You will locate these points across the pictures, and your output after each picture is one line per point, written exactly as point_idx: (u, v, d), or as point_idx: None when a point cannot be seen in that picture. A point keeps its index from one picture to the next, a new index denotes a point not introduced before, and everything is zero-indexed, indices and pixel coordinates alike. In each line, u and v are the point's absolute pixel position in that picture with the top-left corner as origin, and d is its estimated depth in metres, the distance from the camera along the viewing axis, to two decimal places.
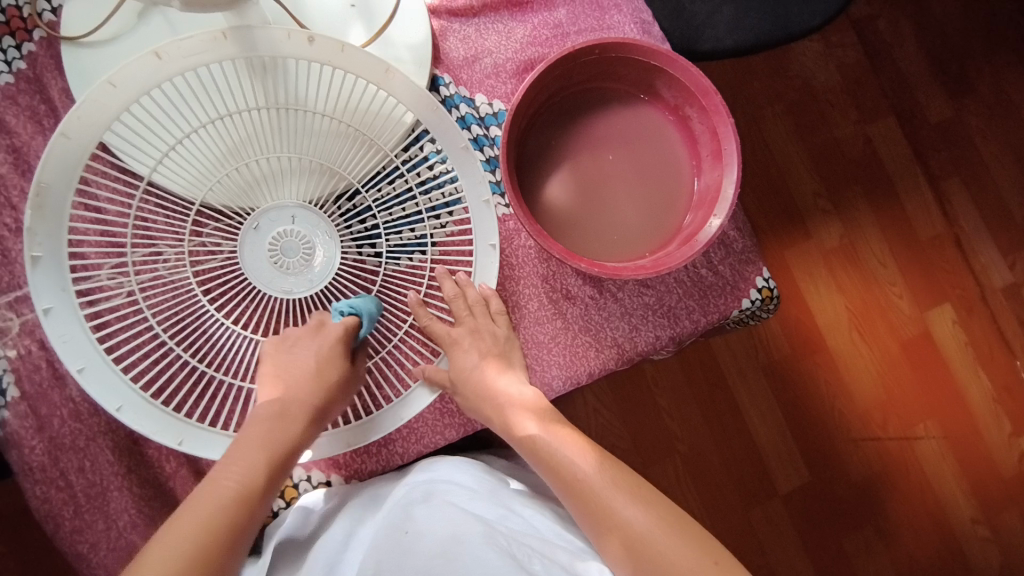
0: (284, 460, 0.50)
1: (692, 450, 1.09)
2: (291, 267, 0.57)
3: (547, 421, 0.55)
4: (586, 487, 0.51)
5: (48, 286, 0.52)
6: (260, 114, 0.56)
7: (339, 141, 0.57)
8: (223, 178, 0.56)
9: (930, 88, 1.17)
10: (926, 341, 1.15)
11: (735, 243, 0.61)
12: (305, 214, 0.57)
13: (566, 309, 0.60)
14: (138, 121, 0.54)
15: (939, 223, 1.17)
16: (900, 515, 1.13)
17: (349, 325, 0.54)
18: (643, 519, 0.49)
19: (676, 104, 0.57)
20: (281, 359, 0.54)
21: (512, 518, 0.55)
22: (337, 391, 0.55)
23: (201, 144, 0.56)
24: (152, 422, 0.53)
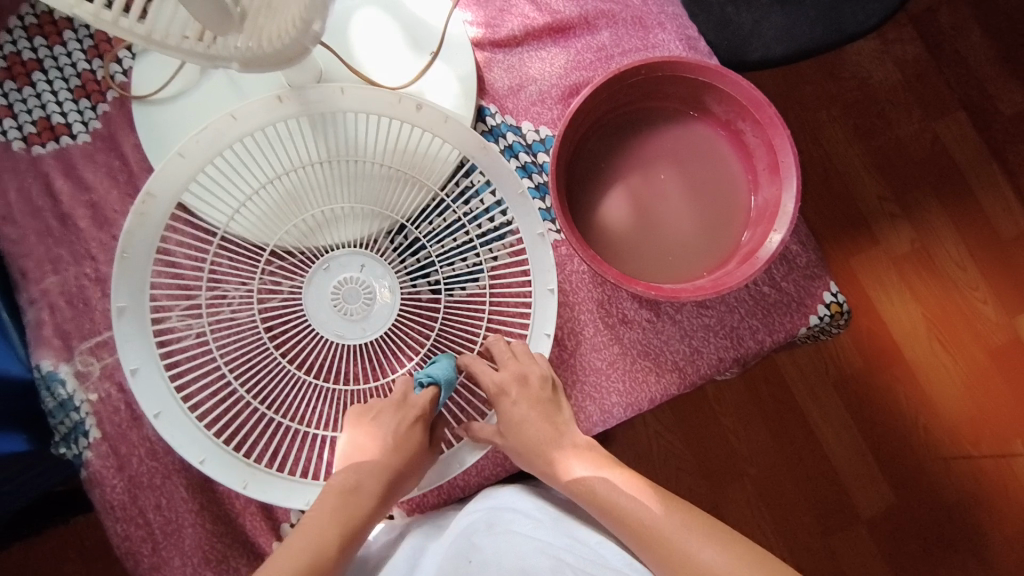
0: (354, 537, 0.51)
1: (763, 472, 1.04)
2: (350, 313, 0.58)
3: (599, 464, 0.54)
4: (655, 530, 0.50)
5: (130, 333, 0.54)
6: (319, 167, 0.58)
7: (392, 186, 0.59)
8: (284, 229, 0.57)
9: (1002, 79, 1.10)
10: (1017, 348, 1.07)
11: (799, 257, 0.59)
12: (373, 264, 0.59)
13: (623, 334, 0.59)
14: (212, 182, 0.57)
15: (1022, 221, 1.09)
16: (1000, 539, 1.04)
17: (430, 397, 0.55)
18: (720, 560, 0.48)
19: (728, 118, 0.56)
20: (363, 429, 0.55)
21: (578, 547, 0.53)
22: (411, 467, 0.55)
23: (267, 200, 0.58)
24: (221, 464, 0.54)
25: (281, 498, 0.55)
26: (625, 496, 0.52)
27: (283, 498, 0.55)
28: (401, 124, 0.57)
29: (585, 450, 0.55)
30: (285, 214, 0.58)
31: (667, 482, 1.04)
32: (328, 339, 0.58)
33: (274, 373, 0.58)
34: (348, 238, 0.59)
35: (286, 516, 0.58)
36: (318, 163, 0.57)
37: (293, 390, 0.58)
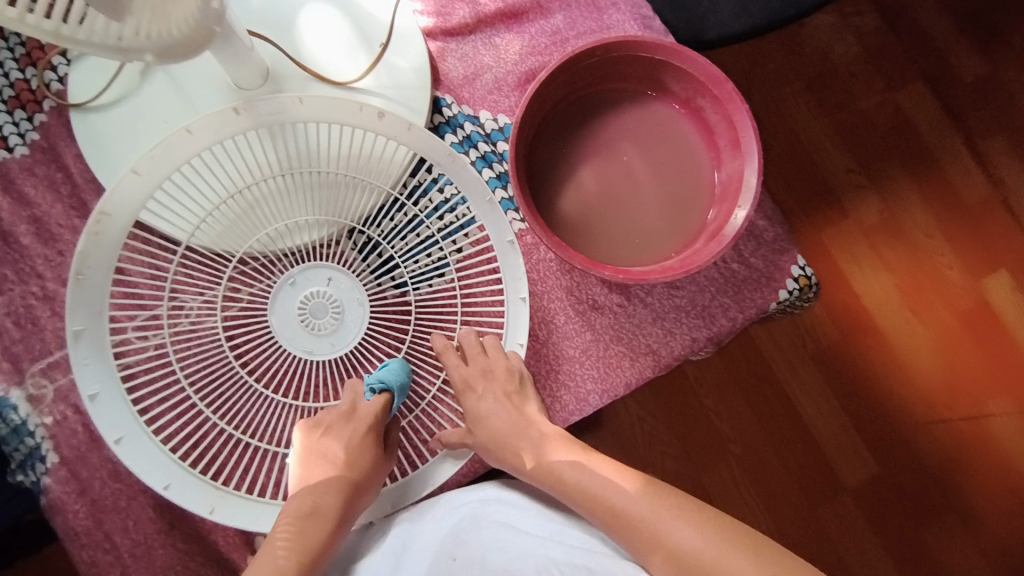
0: (317, 561, 0.49)
1: (746, 450, 1.04)
2: (318, 329, 0.56)
3: (577, 453, 0.53)
4: (628, 517, 0.48)
5: (88, 358, 0.52)
6: (280, 179, 0.56)
7: (353, 193, 0.57)
8: (246, 243, 0.56)
9: (957, 47, 1.11)
10: (986, 311, 1.09)
11: (765, 233, 0.58)
12: (341, 279, 0.57)
13: (595, 320, 0.58)
14: (169, 200, 0.55)
15: (984, 186, 1.10)
16: (980, 499, 1.06)
17: (381, 403, 0.54)
18: (694, 539, 0.46)
19: (686, 96, 0.55)
20: (315, 449, 0.53)
21: (567, 532, 0.53)
22: (366, 480, 0.53)
23: (228, 217, 0.56)
24: (186, 488, 0.53)
25: (255, 523, 0.53)
26: (602, 483, 0.51)
27: (251, 523, 0.53)
28: (362, 132, 0.55)
29: (559, 438, 0.54)
30: (244, 220, 0.56)
31: (653, 466, 1.04)
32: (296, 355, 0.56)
33: (241, 390, 0.56)
34: (308, 241, 0.56)
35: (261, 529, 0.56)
36: (278, 175, 0.55)
37: (262, 408, 0.56)
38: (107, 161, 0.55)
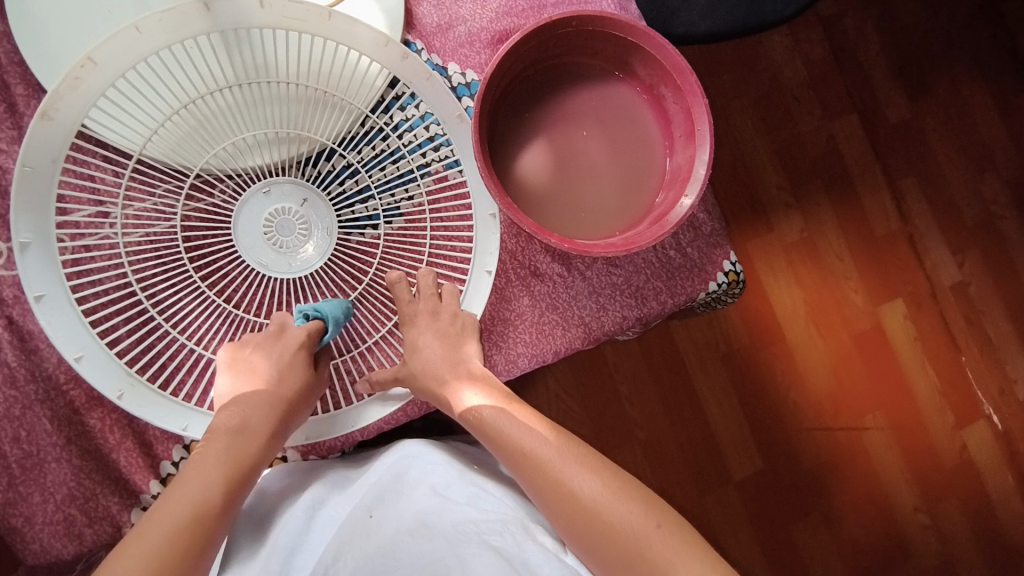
0: (246, 475, 0.49)
1: (651, 436, 1.10)
2: (280, 246, 0.55)
3: (496, 398, 0.55)
4: (536, 458, 0.52)
5: (27, 212, 0.49)
6: (234, 90, 0.53)
7: (315, 112, 0.54)
8: (202, 158, 0.52)
9: (890, 89, 1.20)
10: (878, 335, 1.19)
11: (703, 225, 0.61)
12: (317, 203, 0.55)
13: (534, 286, 0.59)
14: (114, 107, 0.51)
15: (894, 221, 1.21)
16: (847, 503, 1.17)
17: (314, 328, 0.52)
18: (592, 486, 0.51)
19: (650, 82, 0.56)
20: (240, 368, 0.52)
21: (483, 496, 0.55)
22: (297, 400, 0.53)
23: (180, 129, 0.52)
24: (104, 369, 0.50)
25: (169, 425, 0.51)
26: (517, 427, 0.53)
27: (158, 419, 0.51)
28: (330, 44, 0.53)
29: (483, 381, 0.55)
30: (187, 134, 0.52)
31: None
32: (249, 266, 0.54)
33: (188, 293, 0.54)
34: (258, 165, 0.54)
35: (167, 453, 0.54)
36: (231, 85, 0.52)
37: (202, 313, 0.54)
38: (39, 51, 0.51)
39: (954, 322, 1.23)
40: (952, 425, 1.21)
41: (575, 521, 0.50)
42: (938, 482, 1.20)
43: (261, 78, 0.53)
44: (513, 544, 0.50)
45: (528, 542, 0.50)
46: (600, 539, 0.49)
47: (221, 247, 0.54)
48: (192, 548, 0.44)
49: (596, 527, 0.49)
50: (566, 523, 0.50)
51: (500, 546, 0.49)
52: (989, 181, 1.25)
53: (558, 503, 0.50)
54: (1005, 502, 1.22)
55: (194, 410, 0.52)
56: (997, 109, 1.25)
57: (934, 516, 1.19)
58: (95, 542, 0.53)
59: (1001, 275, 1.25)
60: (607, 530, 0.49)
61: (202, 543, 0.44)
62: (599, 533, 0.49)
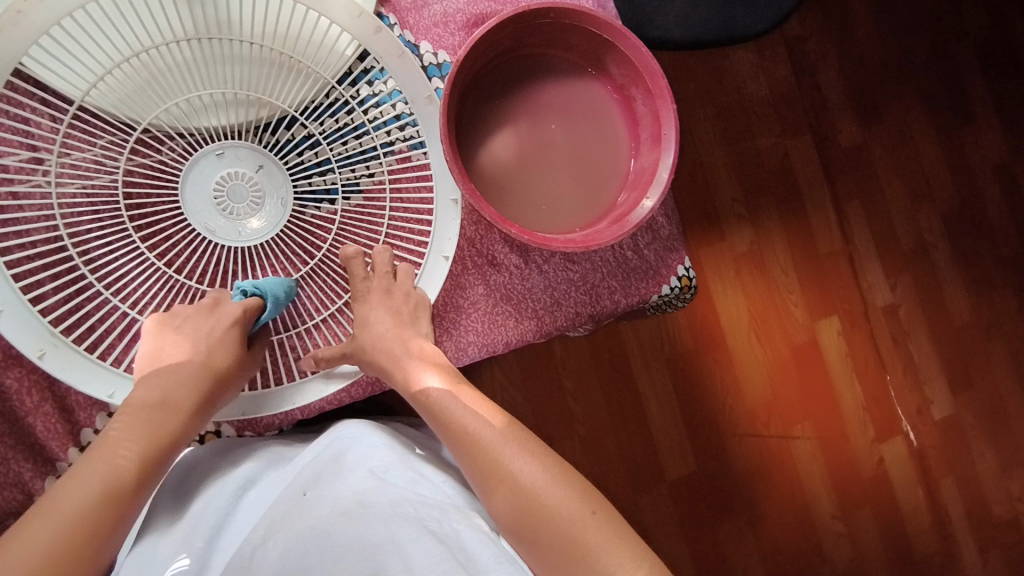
0: (164, 452, 0.48)
1: (592, 432, 1.12)
2: (231, 213, 0.52)
3: (445, 378, 0.55)
4: (480, 441, 0.52)
5: None
6: (191, 43, 0.50)
7: (278, 76, 0.52)
8: (152, 113, 0.50)
9: (844, 114, 1.25)
10: (813, 349, 1.24)
11: (662, 229, 0.62)
12: (273, 171, 0.53)
13: (490, 274, 0.58)
14: (57, 48, 0.48)
15: (837, 241, 1.26)
16: (771, 508, 1.22)
17: (252, 305, 0.50)
18: (532, 472, 0.51)
19: (622, 82, 0.56)
20: (168, 337, 0.50)
21: (420, 482, 0.53)
22: (226, 378, 0.51)
23: (130, 79, 0.49)
24: (26, 325, 0.47)
25: (95, 391, 0.49)
26: (458, 404, 0.54)
27: (83, 384, 0.49)
28: (299, 8, 0.51)
29: (432, 358, 0.55)
30: (137, 86, 0.49)
31: None
32: (195, 230, 0.52)
33: (126, 254, 0.51)
34: (213, 126, 0.52)
35: (90, 421, 0.51)
36: (189, 38, 0.49)
37: (140, 277, 0.51)
38: None
39: (883, 342, 1.30)
40: (874, 439, 1.28)
41: (508, 498, 0.50)
42: (855, 492, 1.26)
43: (221, 35, 0.50)
44: (450, 530, 0.50)
45: (465, 529, 0.50)
46: (535, 526, 0.49)
47: (167, 209, 0.51)
48: (100, 531, 0.44)
49: (529, 506, 0.50)
50: (499, 500, 0.50)
51: (438, 533, 0.48)
52: (925, 212, 1.32)
53: (492, 480, 0.51)
54: (913, 514, 1.30)
55: (121, 375, 0.50)
56: (940, 144, 1.32)
57: (850, 525, 1.26)
58: (6, 506, 0.50)
59: (929, 301, 1.32)
60: (540, 510, 0.50)
61: (110, 520, 0.44)
62: (534, 519, 0.49)
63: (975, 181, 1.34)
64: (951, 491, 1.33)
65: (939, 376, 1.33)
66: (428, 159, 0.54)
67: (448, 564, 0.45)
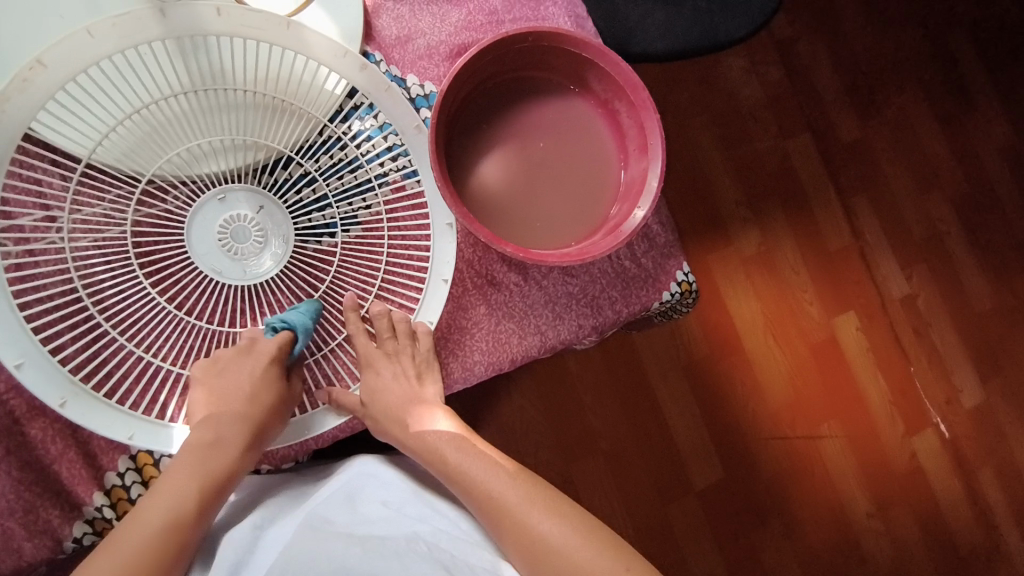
0: (218, 488, 0.51)
1: (614, 446, 1.11)
2: (235, 253, 0.54)
3: (465, 447, 0.57)
4: (506, 506, 0.54)
5: None
6: (188, 95, 0.52)
7: (272, 119, 0.54)
8: (155, 164, 0.52)
9: (842, 109, 1.26)
10: (832, 346, 1.23)
11: (658, 237, 0.62)
12: (273, 210, 0.55)
13: (491, 295, 0.59)
14: (64, 110, 0.50)
15: (846, 236, 1.26)
16: (805, 511, 1.19)
17: (283, 341, 0.52)
18: (560, 533, 0.53)
19: (605, 97, 0.58)
20: (215, 384, 0.53)
21: (436, 517, 0.56)
22: (269, 415, 0.54)
23: (133, 134, 0.52)
24: (50, 377, 0.49)
25: (116, 435, 0.51)
26: (481, 471, 0.56)
27: (104, 428, 0.50)
28: (289, 55, 0.54)
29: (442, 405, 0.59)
30: (139, 141, 0.52)
31: (528, 456, 1.08)
32: (202, 273, 0.54)
33: (138, 301, 0.53)
34: (214, 172, 0.54)
35: (113, 464, 0.53)
36: (186, 91, 0.52)
37: (152, 322, 0.53)
38: None
39: (904, 334, 1.28)
40: (904, 434, 1.25)
41: (538, 565, 0.52)
42: (890, 488, 1.23)
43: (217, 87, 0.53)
44: (467, 571, 0.51)
45: (484, 570, 0.53)
46: None
47: (174, 255, 0.53)
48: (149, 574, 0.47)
49: (560, 572, 0.52)
50: (529, 568, 0.52)
51: (451, 567, 0.51)
52: (934, 199, 1.31)
53: (522, 549, 0.53)
54: (953, 508, 1.26)
55: (137, 417, 0.51)
56: (942, 130, 1.31)
57: (887, 523, 1.23)
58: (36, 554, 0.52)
59: (947, 289, 1.31)
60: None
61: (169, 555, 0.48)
62: None
63: (982, 164, 1.33)
64: (991, 481, 1.29)
65: (966, 363, 1.31)
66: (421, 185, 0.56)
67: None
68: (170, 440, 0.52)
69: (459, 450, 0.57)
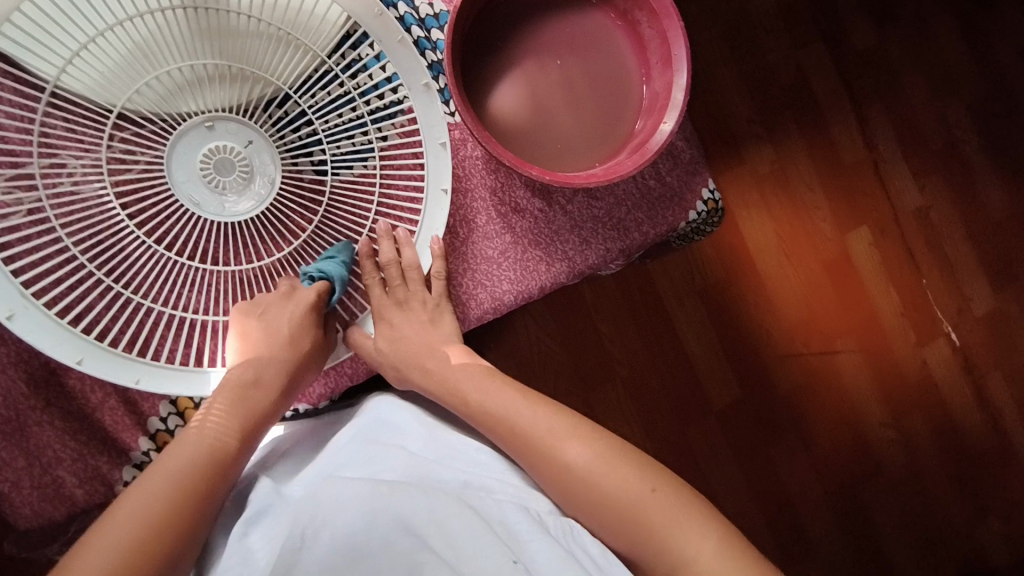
0: (260, 421, 0.52)
1: (632, 372, 1.13)
2: (218, 187, 0.51)
3: (495, 390, 0.56)
4: (533, 438, 0.53)
5: None
6: (177, 13, 0.47)
7: (268, 47, 0.49)
8: (136, 95, 0.47)
9: (856, 15, 1.20)
10: (846, 262, 1.22)
11: (682, 153, 0.60)
12: (262, 147, 0.51)
13: (515, 222, 0.58)
14: (35, 19, 0.45)
15: (861, 149, 1.23)
16: (819, 424, 1.22)
17: (321, 291, 0.52)
18: (587, 457, 0.52)
19: (624, 8, 0.54)
20: (253, 327, 0.52)
21: (455, 454, 0.56)
22: (310, 357, 0.54)
23: (114, 62, 0.47)
24: (27, 321, 0.46)
25: (121, 380, 0.48)
26: (502, 403, 0.55)
27: (114, 377, 0.48)
28: None
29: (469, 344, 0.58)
30: (121, 68, 0.47)
31: (547, 386, 1.09)
32: (180, 203, 0.50)
33: (136, 248, 0.50)
34: (209, 108, 0.50)
35: (154, 410, 0.53)
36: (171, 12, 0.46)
37: (151, 268, 0.50)
38: None
39: (918, 246, 1.27)
40: (917, 344, 1.27)
41: (563, 486, 0.52)
42: (903, 399, 1.26)
43: (205, 9, 0.47)
44: (491, 506, 0.50)
45: (504, 502, 0.51)
46: (599, 508, 0.51)
47: (157, 188, 0.50)
48: (190, 504, 0.47)
49: (588, 495, 0.51)
50: (555, 488, 0.52)
51: (475, 502, 0.50)
52: (950, 105, 1.27)
53: (549, 475, 0.52)
54: (963, 414, 1.29)
55: (93, 343, 0.48)
56: (960, 32, 1.26)
57: (900, 431, 1.26)
58: (87, 500, 0.52)
59: (961, 198, 1.29)
60: (598, 498, 0.51)
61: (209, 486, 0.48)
62: (597, 504, 0.51)
63: (1000, 66, 1.28)
64: (1001, 387, 1.32)
65: (979, 273, 1.31)
66: (417, 119, 0.52)
67: (490, 536, 0.45)
68: (136, 376, 0.49)
69: (484, 396, 0.55)
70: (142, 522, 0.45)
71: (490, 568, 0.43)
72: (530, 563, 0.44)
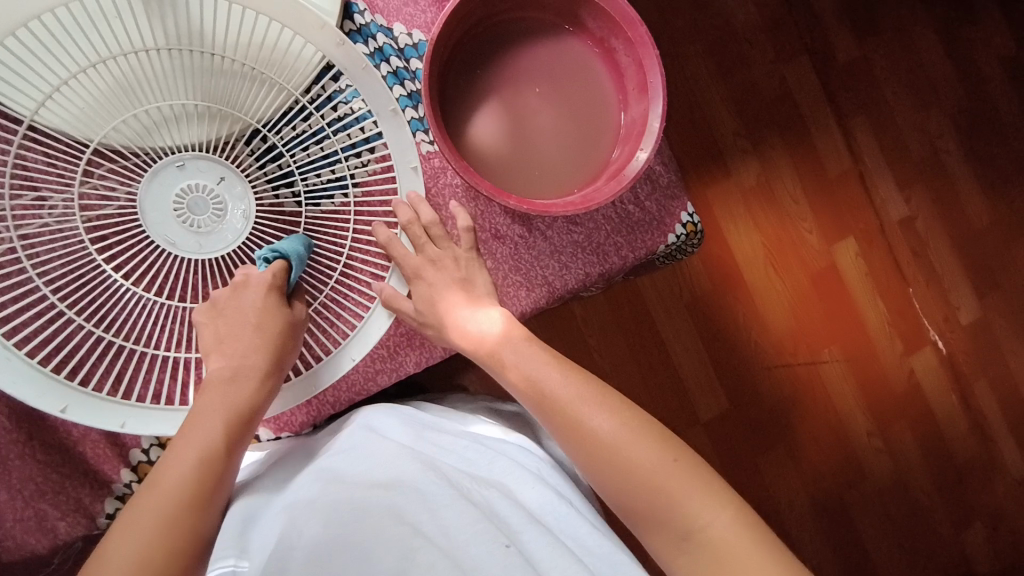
0: (247, 419, 0.50)
1: (621, 385, 1.13)
2: (193, 225, 0.52)
3: (518, 352, 0.54)
4: (560, 402, 0.52)
5: None
6: (158, 53, 0.49)
7: (242, 85, 0.51)
8: (118, 134, 0.49)
9: (839, 28, 1.22)
10: (832, 273, 1.23)
11: (660, 178, 0.61)
12: (234, 183, 0.52)
13: (495, 248, 0.59)
14: (18, 60, 0.46)
15: (845, 160, 1.24)
16: (808, 435, 1.23)
17: (277, 269, 0.52)
18: (610, 426, 0.51)
19: (601, 36, 0.55)
20: (221, 324, 0.52)
21: (473, 448, 0.58)
22: (285, 336, 0.53)
23: (98, 102, 0.49)
24: (10, 371, 0.47)
25: (104, 424, 0.49)
26: (531, 365, 0.54)
27: (93, 420, 0.49)
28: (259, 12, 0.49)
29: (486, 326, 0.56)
30: (104, 107, 0.49)
31: None
32: (156, 242, 0.51)
33: (112, 288, 0.51)
34: (191, 142, 0.51)
35: (135, 442, 0.55)
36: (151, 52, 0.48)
37: (128, 307, 0.51)
38: None
39: (903, 255, 1.28)
40: (902, 353, 1.28)
41: (590, 456, 0.51)
42: (890, 408, 1.27)
43: (184, 48, 0.49)
44: (478, 493, 0.51)
45: (494, 497, 0.51)
46: (620, 476, 0.50)
47: (133, 229, 0.51)
48: (183, 519, 0.45)
49: (614, 464, 0.50)
50: (582, 458, 0.51)
51: (467, 493, 0.50)
52: (933, 118, 1.28)
53: (576, 444, 0.51)
54: (950, 422, 1.30)
55: (77, 389, 0.49)
56: (942, 44, 1.28)
57: (888, 441, 1.27)
58: (70, 530, 0.54)
59: (946, 209, 1.30)
60: (625, 466, 0.50)
61: (200, 500, 0.46)
62: (620, 472, 0.50)
63: (983, 79, 1.30)
64: (985, 394, 1.33)
65: (964, 282, 1.32)
66: (392, 151, 0.53)
67: (481, 522, 0.45)
68: (121, 419, 0.49)
69: (510, 358, 0.54)
70: (138, 545, 0.43)
71: (485, 551, 0.43)
72: (521, 545, 0.45)
